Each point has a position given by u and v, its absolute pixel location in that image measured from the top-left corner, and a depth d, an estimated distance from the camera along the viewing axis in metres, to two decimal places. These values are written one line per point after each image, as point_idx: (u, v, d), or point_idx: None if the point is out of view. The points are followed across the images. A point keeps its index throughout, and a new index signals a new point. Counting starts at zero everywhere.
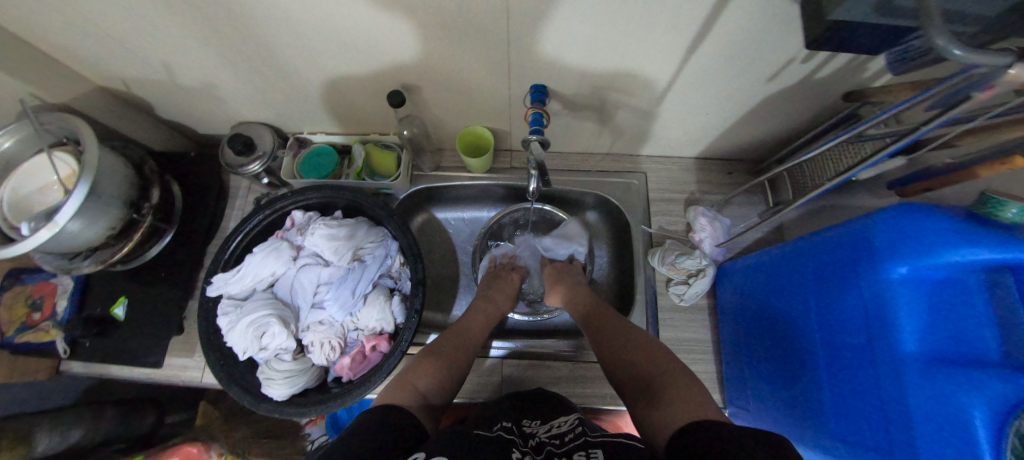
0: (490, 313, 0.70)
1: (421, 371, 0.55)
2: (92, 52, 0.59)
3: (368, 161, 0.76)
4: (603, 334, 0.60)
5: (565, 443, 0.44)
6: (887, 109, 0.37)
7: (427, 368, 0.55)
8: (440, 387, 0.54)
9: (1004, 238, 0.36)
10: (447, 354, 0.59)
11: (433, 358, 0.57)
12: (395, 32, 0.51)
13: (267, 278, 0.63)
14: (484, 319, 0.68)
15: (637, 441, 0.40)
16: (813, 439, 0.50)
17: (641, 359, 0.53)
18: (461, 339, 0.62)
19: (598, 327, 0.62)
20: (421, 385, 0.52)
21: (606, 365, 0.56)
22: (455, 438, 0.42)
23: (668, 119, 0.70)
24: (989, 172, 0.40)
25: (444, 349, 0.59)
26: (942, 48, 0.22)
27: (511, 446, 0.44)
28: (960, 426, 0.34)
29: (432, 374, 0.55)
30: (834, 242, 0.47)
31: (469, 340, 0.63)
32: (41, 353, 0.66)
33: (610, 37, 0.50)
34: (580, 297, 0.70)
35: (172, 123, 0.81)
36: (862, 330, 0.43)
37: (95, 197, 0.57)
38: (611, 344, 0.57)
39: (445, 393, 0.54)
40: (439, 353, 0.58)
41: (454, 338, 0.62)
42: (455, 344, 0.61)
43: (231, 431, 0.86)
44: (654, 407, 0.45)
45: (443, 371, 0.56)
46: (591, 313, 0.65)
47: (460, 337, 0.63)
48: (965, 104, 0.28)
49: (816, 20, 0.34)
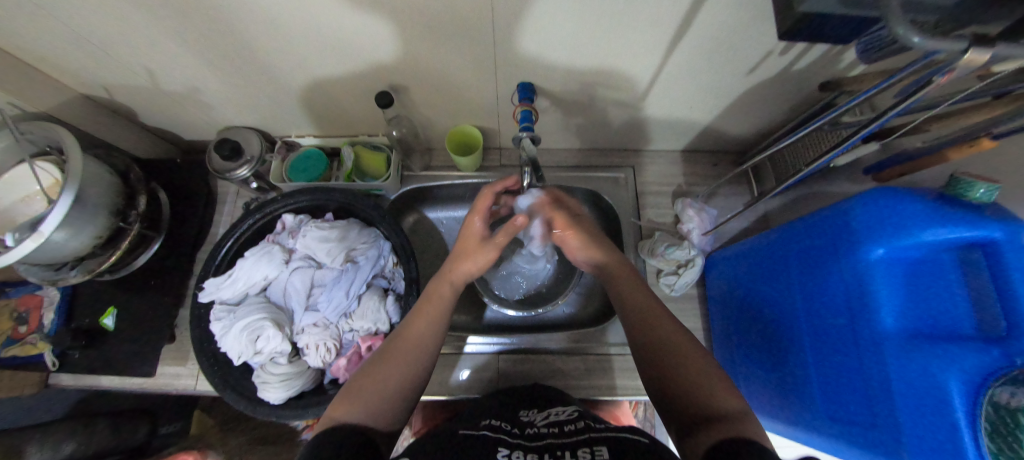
0: (449, 291, 0.55)
1: (347, 398, 0.44)
2: (71, 58, 0.58)
3: (358, 162, 0.77)
4: (653, 335, 0.48)
5: (564, 435, 0.45)
6: (856, 96, 0.38)
7: (358, 394, 0.44)
8: (379, 413, 0.43)
9: (974, 216, 0.37)
10: (385, 369, 0.47)
11: (370, 376, 0.46)
12: (379, 32, 0.51)
13: (259, 282, 0.63)
14: (434, 306, 0.53)
15: (645, 436, 0.40)
16: (802, 418, 0.51)
17: (699, 374, 0.43)
18: (406, 342, 0.50)
19: (645, 324, 0.50)
20: (355, 417, 0.41)
21: (650, 374, 0.46)
22: (445, 443, 0.42)
23: (654, 113, 0.72)
24: (959, 153, 0.42)
25: (382, 362, 0.48)
26: (901, 35, 0.23)
27: (506, 442, 0.44)
28: (939, 401, 0.36)
29: (367, 398, 0.43)
30: (817, 226, 0.48)
31: (413, 341, 0.50)
32: (29, 366, 0.65)
33: (592, 35, 0.51)
34: (617, 284, 0.55)
35: (157, 130, 0.79)
36: (844, 311, 0.45)
37: (80, 206, 0.56)
38: (657, 347, 0.47)
39: (390, 413, 0.44)
40: (378, 371, 0.46)
41: (396, 344, 0.50)
42: (400, 353, 0.48)
43: (227, 439, 0.88)
44: (701, 433, 0.37)
45: (383, 395, 0.45)
46: (633, 304, 0.52)
47: (402, 340, 0.50)
48: (929, 86, 0.29)
49: (788, 12, 0.35)
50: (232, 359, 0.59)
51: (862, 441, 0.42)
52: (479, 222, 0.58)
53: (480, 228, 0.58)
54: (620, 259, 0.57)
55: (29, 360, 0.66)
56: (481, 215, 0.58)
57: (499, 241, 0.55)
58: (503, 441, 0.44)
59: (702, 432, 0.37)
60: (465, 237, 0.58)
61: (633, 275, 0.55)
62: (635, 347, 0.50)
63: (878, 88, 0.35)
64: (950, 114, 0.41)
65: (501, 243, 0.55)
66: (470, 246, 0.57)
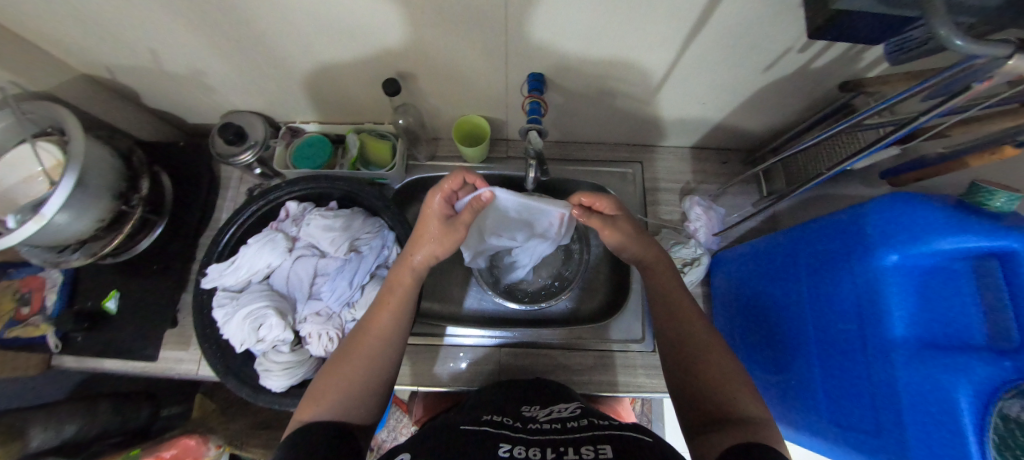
0: (409, 278, 0.52)
1: (316, 397, 0.44)
2: (73, 37, 0.56)
3: (363, 150, 0.75)
4: (682, 332, 0.48)
5: (568, 430, 0.45)
6: (882, 100, 0.37)
7: (326, 392, 0.44)
8: (346, 409, 0.44)
9: (992, 225, 0.37)
10: (348, 367, 0.47)
11: (334, 374, 0.46)
12: (389, 16, 0.49)
13: (262, 270, 0.62)
14: (398, 298, 0.52)
15: (652, 435, 0.40)
16: (804, 420, 0.51)
17: (726, 376, 0.42)
18: (367, 338, 0.49)
19: (677, 320, 0.49)
20: (322, 416, 0.42)
21: (673, 367, 0.47)
22: (444, 438, 0.42)
23: (666, 108, 0.70)
24: (978, 161, 0.40)
25: (345, 359, 0.47)
26: (944, 37, 0.22)
27: (508, 436, 0.44)
28: (948, 412, 0.36)
29: (334, 396, 0.44)
30: (831, 230, 0.48)
31: (376, 334, 0.49)
32: (33, 347, 0.65)
33: (608, 26, 0.49)
34: (663, 289, 0.53)
35: (160, 112, 0.78)
36: (855, 317, 0.44)
37: (82, 189, 0.55)
38: (688, 345, 0.46)
39: (359, 408, 0.45)
40: (341, 368, 0.46)
41: (357, 339, 0.49)
42: (364, 349, 0.48)
43: (229, 424, 0.89)
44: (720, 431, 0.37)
45: (350, 392, 0.45)
46: (670, 306, 0.51)
47: (365, 335, 0.50)
48: (964, 94, 0.28)
49: (818, 9, 0.34)
50: (234, 346, 0.59)
51: (867, 447, 0.43)
52: (439, 200, 0.53)
53: (443, 206, 0.53)
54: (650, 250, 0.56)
55: (33, 341, 0.66)
56: (442, 194, 0.52)
57: (465, 219, 0.52)
58: (503, 435, 0.44)
59: (720, 429, 0.38)
60: (423, 217, 0.53)
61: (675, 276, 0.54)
62: (663, 338, 0.50)
63: (909, 92, 0.34)
64: (975, 120, 0.40)
65: (466, 221, 0.52)
66: (430, 228, 0.52)
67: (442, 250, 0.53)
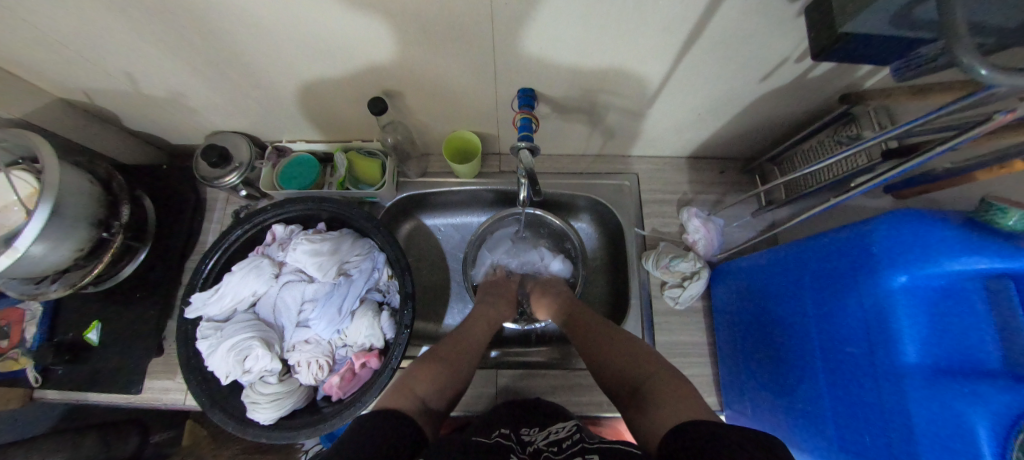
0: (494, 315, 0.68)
1: (421, 374, 0.52)
2: (47, 62, 0.55)
3: (351, 168, 0.73)
4: (595, 345, 0.57)
5: (561, 451, 0.44)
6: (908, 120, 0.35)
7: (427, 372, 0.52)
8: (442, 391, 0.51)
9: (1006, 245, 0.35)
10: (450, 358, 0.56)
11: (437, 362, 0.54)
12: (370, 33, 0.48)
13: (248, 297, 0.60)
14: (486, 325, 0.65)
15: (639, 447, 0.39)
16: (814, 447, 0.49)
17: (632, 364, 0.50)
18: (463, 342, 0.59)
19: (592, 334, 0.58)
20: (424, 393, 0.49)
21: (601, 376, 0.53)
22: (466, 439, 0.44)
23: (661, 119, 0.68)
24: (988, 176, 0.38)
25: (449, 352, 0.57)
26: (967, 65, 0.20)
27: (510, 452, 0.44)
28: (964, 442, 0.34)
29: (436, 378, 0.52)
30: (835, 248, 0.46)
31: (471, 342, 0.60)
32: (11, 382, 0.63)
33: (599, 38, 0.48)
34: (581, 321, 0.62)
35: (143, 134, 0.76)
36: (862, 340, 0.43)
37: (58, 219, 0.53)
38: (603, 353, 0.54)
39: (450, 396, 0.52)
40: (442, 360, 0.55)
41: (457, 342, 0.59)
42: (460, 347, 0.58)
43: (220, 450, 0.85)
44: (654, 416, 0.41)
45: (445, 378, 0.53)
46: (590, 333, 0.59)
47: (463, 340, 0.60)
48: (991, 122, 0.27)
49: (821, 28, 0.32)
50: (220, 379, 0.57)
51: None
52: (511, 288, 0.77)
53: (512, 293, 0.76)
54: (580, 304, 0.66)
55: (10, 376, 0.63)
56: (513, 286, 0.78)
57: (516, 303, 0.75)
58: (506, 450, 0.44)
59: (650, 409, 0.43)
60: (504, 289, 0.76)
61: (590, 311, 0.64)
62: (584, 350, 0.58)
63: (932, 115, 0.33)
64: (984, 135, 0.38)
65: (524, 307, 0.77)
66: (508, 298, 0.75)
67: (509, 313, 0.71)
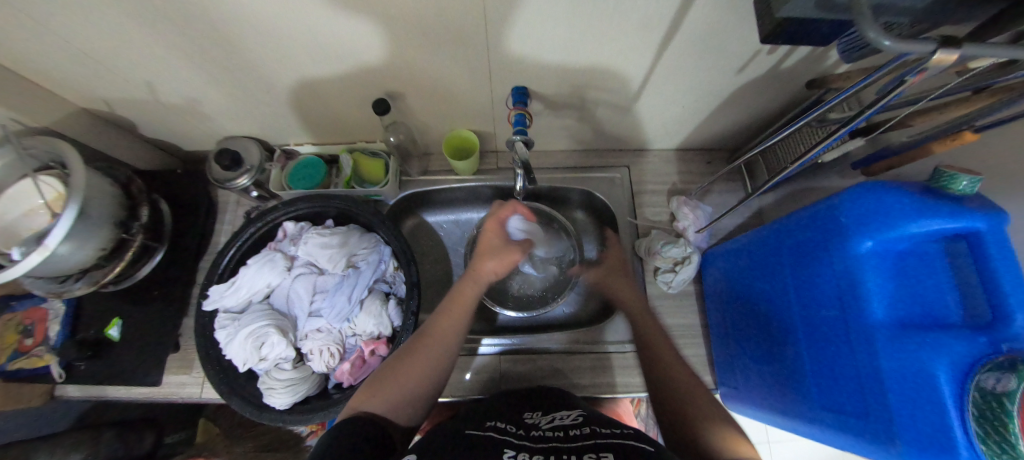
0: (473, 291, 0.62)
1: (373, 390, 0.48)
2: (72, 74, 0.59)
3: (356, 168, 0.77)
4: (665, 376, 0.49)
5: (568, 438, 0.45)
6: (846, 90, 0.39)
7: (386, 386, 0.48)
8: (399, 407, 0.47)
9: (960, 207, 0.39)
10: (412, 361, 0.51)
11: (398, 371, 0.50)
12: (372, 38, 0.52)
13: (262, 289, 0.64)
14: (458, 315, 0.58)
15: (653, 444, 0.38)
16: (800, 409, 0.52)
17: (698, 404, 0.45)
18: (430, 340, 0.54)
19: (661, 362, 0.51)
20: (377, 408, 0.46)
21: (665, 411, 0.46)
22: (456, 441, 0.43)
23: (646, 113, 0.73)
24: (942, 147, 0.43)
25: (408, 356, 0.52)
26: (873, 39, 0.24)
27: (512, 443, 0.45)
28: (929, 387, 0.37)
29: (388, 392, 0.48)
30: (809, 221, 0.49)
31: (441, 337, 0.55)
32: (34, 379, 0.66)
33: (583, 37, 0.52)
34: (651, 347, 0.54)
35: (157, 141, 0.80)
36: (836, 303, 0.46)
37: (83, 218, 0.57)
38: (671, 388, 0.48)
39: (408, 409, 0.48)
40: (405, 369, 0.50)
41: (420, 341, 0.54)
42: (426, 347, 0.53)
43: (233, 447, 0.86)
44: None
45: (410, 385, 0.49)
46: (666, 374, 0.50)
47: (431, 336, 0.54)
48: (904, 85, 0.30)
49: (769, 17, 0.36)
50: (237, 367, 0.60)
51: (855, 429, 0.43)
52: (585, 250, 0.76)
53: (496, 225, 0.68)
54: (654, 328, 0.57)
55: (35, 373, 0.66)
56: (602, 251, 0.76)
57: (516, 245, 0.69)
58: (509, 441, 0.45)
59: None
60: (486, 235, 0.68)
61: (669, 345, 0.54)
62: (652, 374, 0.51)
63: (865, 82, 0.36)
64: (932, 109, 0.42)
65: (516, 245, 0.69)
66: (489, 243, 0.67)
67: (502, 269, 0.66)
